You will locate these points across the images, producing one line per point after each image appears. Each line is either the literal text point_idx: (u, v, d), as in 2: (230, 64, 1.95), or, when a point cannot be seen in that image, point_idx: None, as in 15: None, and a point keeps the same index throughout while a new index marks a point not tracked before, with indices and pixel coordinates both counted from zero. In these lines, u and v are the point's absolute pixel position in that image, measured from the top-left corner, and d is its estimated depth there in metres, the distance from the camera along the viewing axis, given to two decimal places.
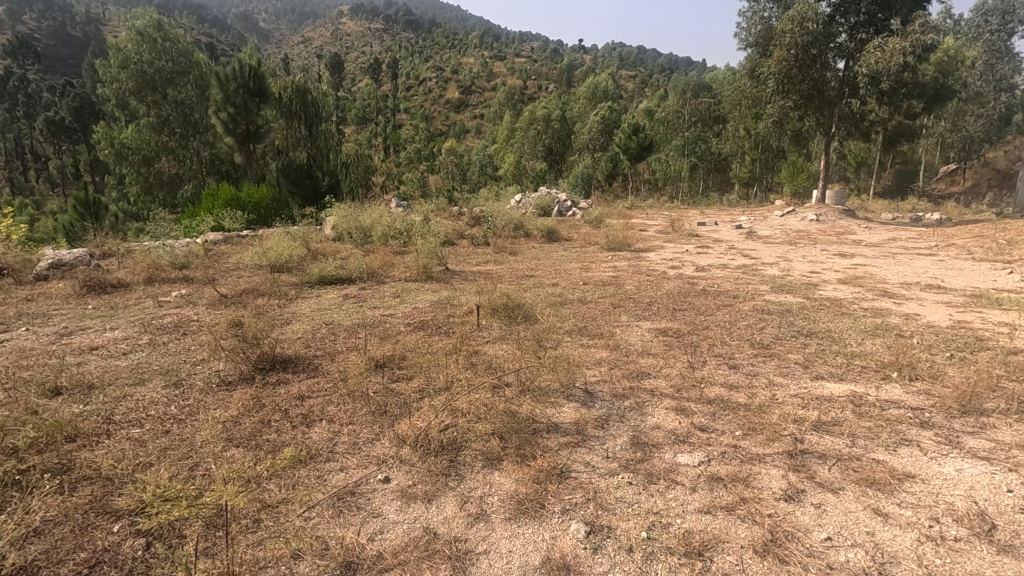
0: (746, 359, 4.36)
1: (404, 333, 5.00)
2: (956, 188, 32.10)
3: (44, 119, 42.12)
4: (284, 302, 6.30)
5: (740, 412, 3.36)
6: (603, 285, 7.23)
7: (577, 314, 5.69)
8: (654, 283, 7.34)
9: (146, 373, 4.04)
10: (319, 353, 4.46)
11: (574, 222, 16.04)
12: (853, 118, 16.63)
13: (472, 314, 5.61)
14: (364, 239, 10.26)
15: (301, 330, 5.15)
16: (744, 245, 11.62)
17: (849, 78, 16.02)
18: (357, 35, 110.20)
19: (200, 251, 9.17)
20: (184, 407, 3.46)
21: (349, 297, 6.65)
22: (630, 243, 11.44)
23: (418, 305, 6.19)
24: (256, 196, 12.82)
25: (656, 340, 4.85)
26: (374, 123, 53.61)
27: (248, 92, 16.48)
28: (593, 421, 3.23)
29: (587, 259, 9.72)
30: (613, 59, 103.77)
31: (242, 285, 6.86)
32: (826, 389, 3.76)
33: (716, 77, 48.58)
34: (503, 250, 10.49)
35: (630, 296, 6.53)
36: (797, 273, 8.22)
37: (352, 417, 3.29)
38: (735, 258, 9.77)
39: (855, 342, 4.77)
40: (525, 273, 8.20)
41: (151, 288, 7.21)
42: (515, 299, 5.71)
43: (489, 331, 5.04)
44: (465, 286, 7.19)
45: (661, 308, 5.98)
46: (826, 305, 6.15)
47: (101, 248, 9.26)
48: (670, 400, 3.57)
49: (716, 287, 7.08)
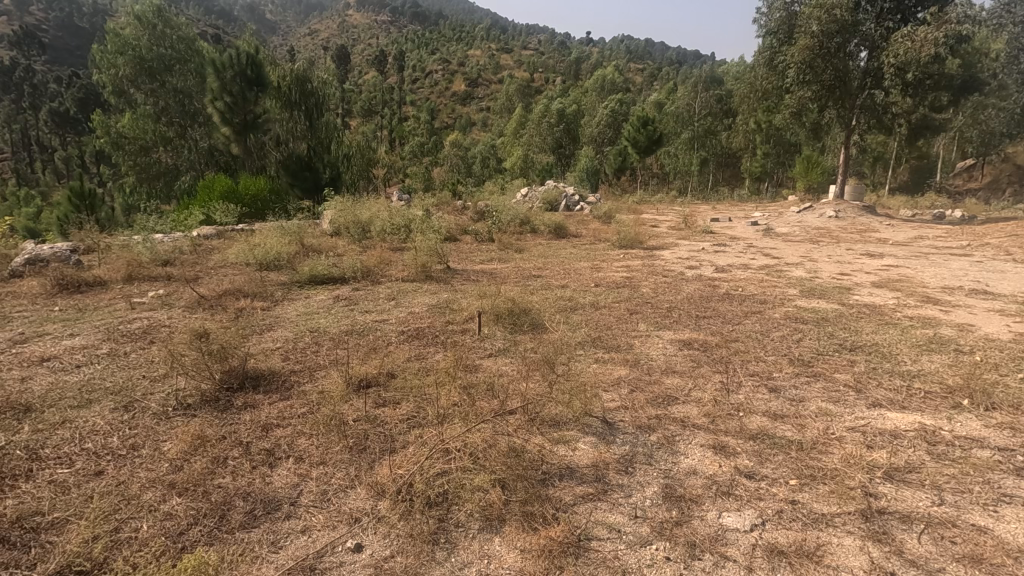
0: (787, 379, 3.78)
1: (397, 344, 4.47)
2: (973, 184, 31.27)
3: (49, 110, 42.04)
4: (269, 304, 5.79)
5: (791, 453, 2.78)
6: (617, 287, 6.65)
7: (589, 321, 5.13)
8: (672, 285, 6.77)
9: (95, 393, 3.50)
10: (298, 369, 3.90)
11: (582, 217, 15.43)
12: (875, 111, 16.01)
13: (472, 322, 5.06)
14: (363, 235, 9.75)
15: (282, 338, 4.63)
16: (762, 243, 11.00)
17: (873, 68, 15.33)
18: (364, 27, 109.80)
19: (188, 245, 8.70)
20: (128, 439, 2.92)
21: (341, 299, 6.11)
22: (642, 240, 10.88)
23: (415, 308, 5.65)
24: (254, 188, 12.29)
25: (680, 354, 4.29)
26: (380, 115, 53.22)
27: (245, 81, 15.93)
28: (614, 463, 2.68)
29: (599, 257, 9.12)
30: (620, 53, 102.83)
31: (224, 285, 6.31)
32: (887, 420, 3.17)
33: (727, 70, 47.58)
34: (508, 246, 9.98)
35: (647, 301, 5.92)
36: (825, 274, 7.62)
37: (325, 455, 2.74)
38: (755, 257, 9.16)
39: (909, 359, 4.16)
40: (531, 273, 7.64)
41: (129, 286, 6.70)
42: (521, 305, 5.18)
43: (491, 342, 4.50)
44: (467, 287, 6.64)
45: (682, 315, 5.39)
46: (866, 313, 5.55)
47: (85, 241, 8.75)
48: (705, 435, 3.01)
49: (740, 290, 6.50)
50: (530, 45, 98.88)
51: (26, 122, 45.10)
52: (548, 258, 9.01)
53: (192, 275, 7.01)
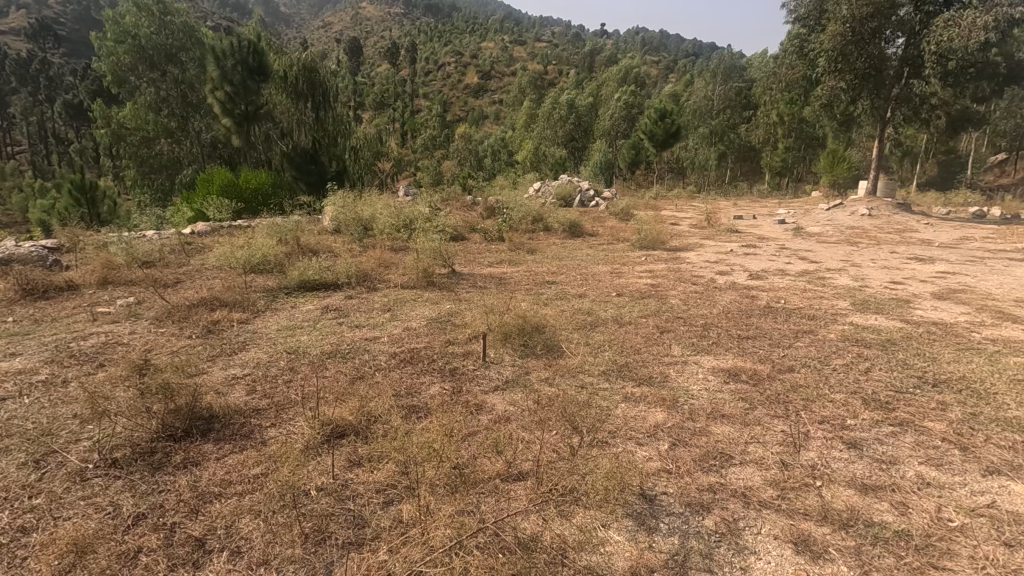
0: (866, 430, 3.02)
1: (387, 371, 3.78)
2: (1005, 180, 29.86)
3: (62, 102, 42.16)
4: (249, 316, 5.13)
5: (908, 558, 2.02)
6: (641, 296, 5.92)
7: (612, 343, 4.40)
8: (704, 295, 6.02)
9: (6, 437, 2.82)
10: (264, 408, 3.23)
11: (598, 214, 14.68)
12: (911, 103, 14.96)
13: (476, 343, 4.34)
14: (364, 234, 9.13)
15: (253, 363, 3.96)
16: (795, 244, 10.16)
17: (911, 56, 14.28)
18: (377, 19, 108.85)
19: (176, 244, 8.09)
20: (22, 517, 2.22)
21: (330, 309, 5.43)
22: (664, 240, 10.10)
23: (413, 322, 4.95)
24: (255, 181, 11.67)
25: (725, 391, 3.54)
26: (392, 107, 52.69)
27: (247, 69, 15.40)
28: (662, 571, 1.95)
29: (618, 259, 8.39)
30: (635, 45, 101.74)
31: (203, 292, 5.69)
32: (1016, 500, 2.40)
33: (748, 62, 46.23)
34: (519, 247, 9.26)
35: (678, 316, 5.15)
36: (874, 282, 6.80)
37: (272, 550, 2.04)
38: (791, 261, 8.36)
39: (1013, 402, 3.36)
40: (544, 279, 6.90)
41: (101, 292, 6.06)
42: (533, 321, 4.47)
43: (496, 371, 3.80)
44: (473, 296, 5.93)
45: (720, 336, 4.62)
46: (937, 334, 4.74)
47: (65, 238, 8.17)
48: (779, 519, 2.26)
49: (782, 303, 5.73)
50: (544, 38, 97.84)
51: (42, 114, 45.27)
52: (563, 260, 8.28)
53: (173, 279, 6.37)
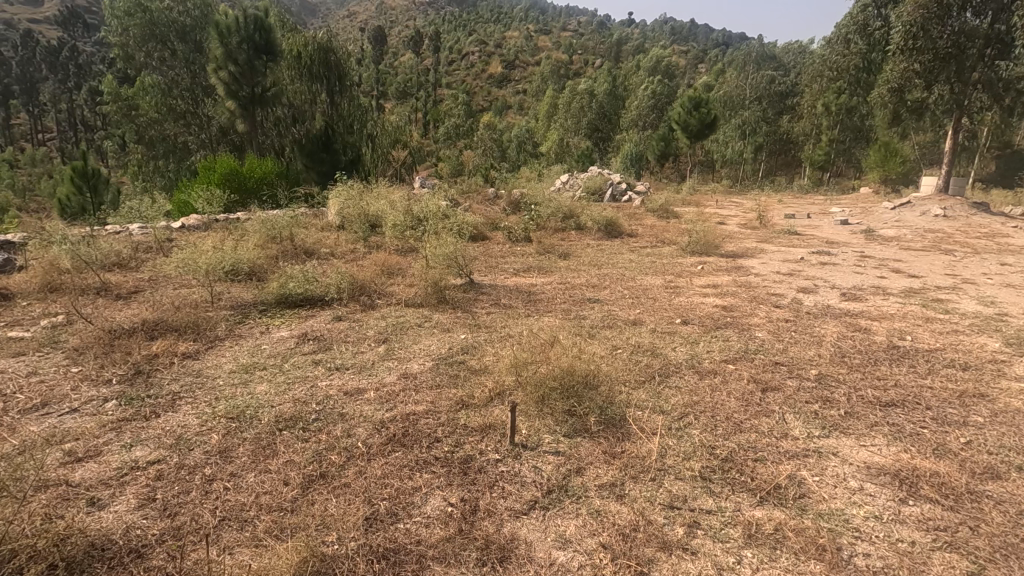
0: None
1: (363, 464, 2.46)
2: None
3: (89, 90, 41.83)
4: (198, 349, 3.85)
5: None
6: (715, 326, 4.53)
7: (697, 409, 3.04)
8: (801, 326, 4.58)
9: None
10: (148, 546, 1.93)
11: (632, 210, 13.21)
12: (994, 90, 12.50)
13: (501, 407, 3.01)
14: (370, 232, 7.89)
15: (173, 434, 2.70)
16: (873, 251, 8.62)
17: (999, 32, 12.34)
18: (401, 9, 107.32)
19: (151, 244, 6.91)
20: None
21: (309, 337, 4.14)
22: (719, 245, 8.65)
23: (413, 365, 3.61)
24: (259, 169, 10.46)
25: (911, 523, 2.15)
26: (415, 97, 51.42)
27: (254, 47, 14.06)
28: None
29: (669, 268, 7.00)
30: (661, 35, 98.73)
31: (153, 309, 4.44)
32: None
33: (784, 52, 43.84)
34: (549, 249, 7.91)
35: (778, 361, 3.75)
36: (1010, 308, 5.27)
37: None
38: (883, 274, 6.86)
39: None
40: (584, 294, 5.55)
41: (38, 302, 4.88)
42: (585, 373, 3.12)
43: (533, 468, 2.45)
44: (496, 319, 4.62)
45: (852, 399, 3.21)
46: None
47: (27, 232, 7.01)
48: None
49: (909, 340, 4.28)
50: (569, 27, 95.74)
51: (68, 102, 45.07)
52: (602, 267, 6.92)
53: (130, 290, 5.18)
